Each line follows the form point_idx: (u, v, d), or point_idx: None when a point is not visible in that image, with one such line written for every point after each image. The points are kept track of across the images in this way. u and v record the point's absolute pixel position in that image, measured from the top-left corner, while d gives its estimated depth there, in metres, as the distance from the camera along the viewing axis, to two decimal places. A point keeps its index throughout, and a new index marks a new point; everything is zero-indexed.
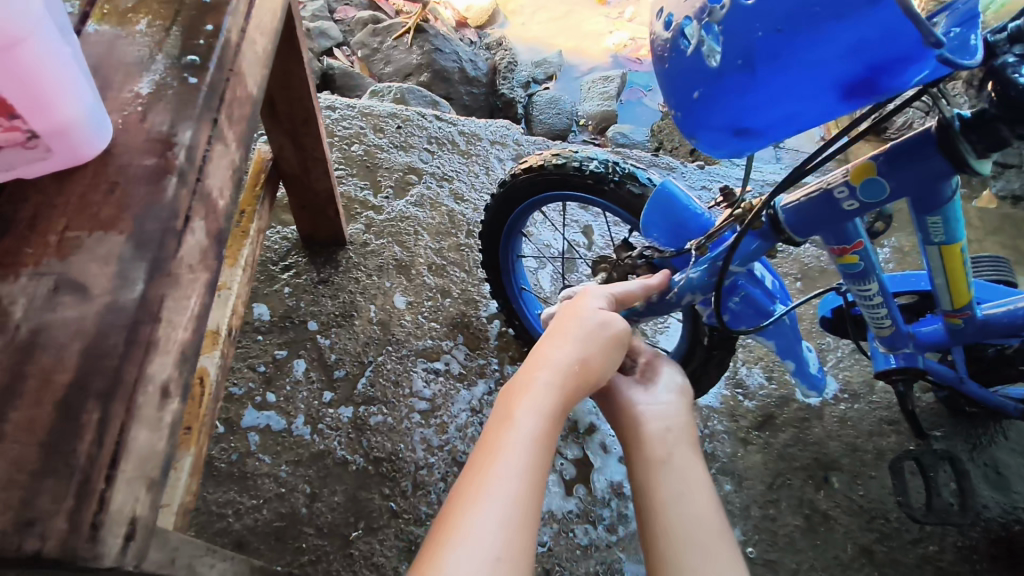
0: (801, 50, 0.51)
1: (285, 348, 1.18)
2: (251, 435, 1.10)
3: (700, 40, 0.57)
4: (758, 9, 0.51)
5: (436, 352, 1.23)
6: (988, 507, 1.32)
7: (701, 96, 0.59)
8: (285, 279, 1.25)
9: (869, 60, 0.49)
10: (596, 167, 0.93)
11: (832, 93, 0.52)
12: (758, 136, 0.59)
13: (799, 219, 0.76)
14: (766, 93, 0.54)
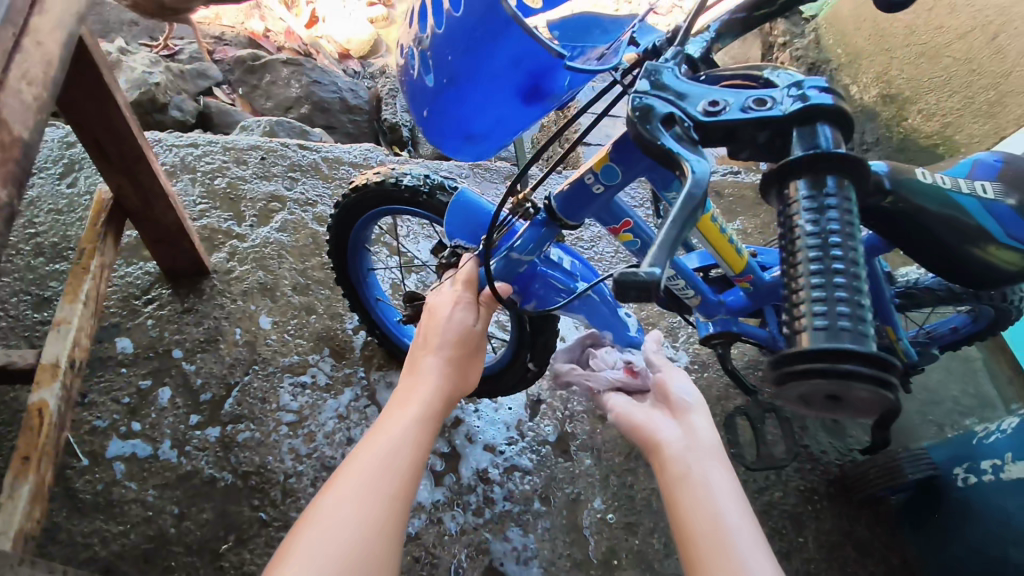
0: (481, 69, 0.62)
1: (149, 379, 1.22)
2: (117, 464, 1.13)
3: (417, 64, 0.67)
4: (445, 39, 0.62)
5: (302, 366, 1.29)
6: (826, 452, 1.50)
7: (430, 114, 0.70)
8: (148, 311, 1.29)
9: (529, 70, 0.62)
10: (409, 182, 1.02)
11: (514, 101, 0.65)
12: (482, 139, 0.71)
13: (567, 204, 0.86)
14: (470, 104, 0.66)
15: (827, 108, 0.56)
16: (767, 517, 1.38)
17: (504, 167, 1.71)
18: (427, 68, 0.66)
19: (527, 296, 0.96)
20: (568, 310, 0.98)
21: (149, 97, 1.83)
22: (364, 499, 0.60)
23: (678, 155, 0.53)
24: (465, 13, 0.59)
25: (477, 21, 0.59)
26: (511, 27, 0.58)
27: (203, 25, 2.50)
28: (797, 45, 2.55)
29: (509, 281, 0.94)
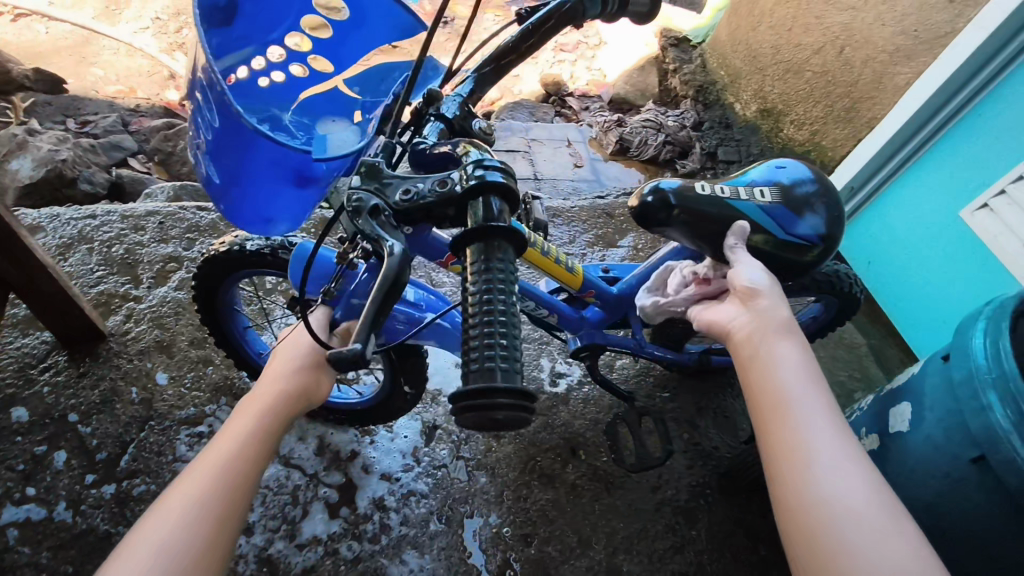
0: (252, 168, 0.76)
1: (45, 444, 1.27)
2: (10, 530, 1.17)
3: (203, 163, 0.76)
4: (215, 146, 0.73)
5: (199, 417, 1.35)
6: (718, 447, 1.57)
7: (228, 207, 0.78)
8: (44, 379, 1.34)
9: (294, 167, 0.78)
10: (254, 247, 1.09)
11: (291, 187, 0.79)
12: (282, 221, 0.81)
13: None
14: (258, 194, 0.78)
15: (497, 185, 0.67)
16: (661, 514, 1.43)
17: None
18: (209, 166, 0.75)
19: None
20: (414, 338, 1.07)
21: (55, 173, 1.90)
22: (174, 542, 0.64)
23: (379, 242, 0.65)
24: (220, 126, 0.71)
25: (242, 128, 0.71)
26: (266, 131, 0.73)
27: (118, 99, 2.59)
28: (686, 70, 2.74)
29: None
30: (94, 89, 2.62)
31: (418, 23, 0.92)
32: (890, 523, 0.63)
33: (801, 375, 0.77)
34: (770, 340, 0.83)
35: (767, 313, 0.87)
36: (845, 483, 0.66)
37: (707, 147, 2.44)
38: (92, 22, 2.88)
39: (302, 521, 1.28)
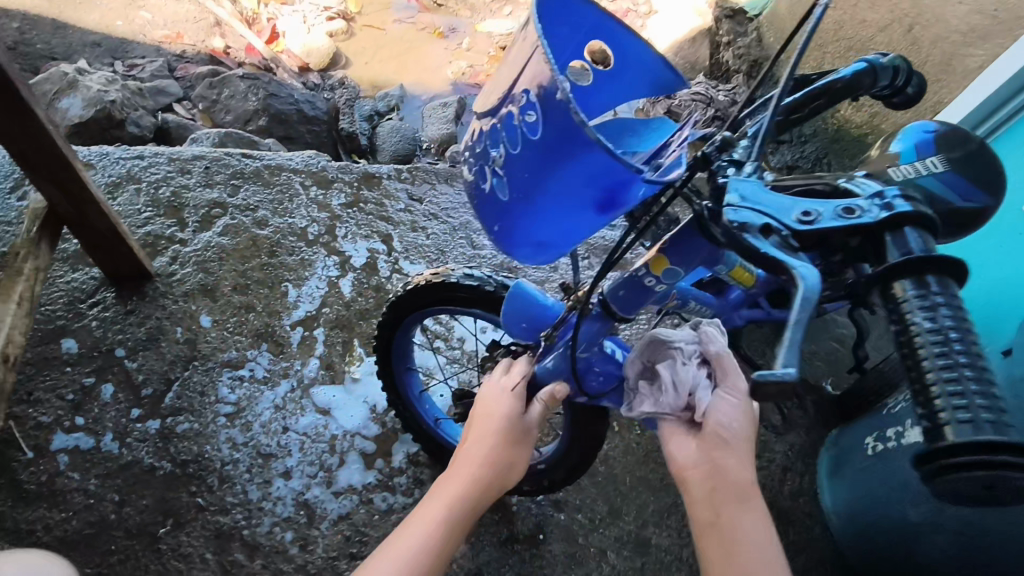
0: (557, 182, 0.66)
1: (93, 376, 1.29)
2: (61, 456, 1.21)
3: (493, 180, 0.73)
4: (520, 160, 0.68)
5: (241, 361, 1.36)
6: (753, 428, 1.54)
7: (506, 227, 0.74)
8: (93, 314, 1.36)
9: (601, 186, 0.64)
10: (471, 282, 1.04)
11: (591, 211, 0.67)
12: (554, 246, 0.73)
13: (622, 299, 0.89)
14: (546, 215, 0.70)
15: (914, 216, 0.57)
16: None
17: (442, 169, 1.79)
18: (502, 182, 0.72)
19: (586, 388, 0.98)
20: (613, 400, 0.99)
21: (104, 113, 1.91)
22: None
23: (783, 261, 0.55)
24: (539, 136, 0.65)
25: (557, 140, 0.63)
26: (590, 146, 0.61)
27: (166, 44, 2.60)
28: (741, 43, 2.60)
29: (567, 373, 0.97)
30: (141, 33, 2.63)
31: (678, 79, 0.87)
32: None
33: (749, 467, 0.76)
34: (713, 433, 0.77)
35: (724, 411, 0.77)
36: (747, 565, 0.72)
37: None
38: None
39: (339, 469, 1.29)
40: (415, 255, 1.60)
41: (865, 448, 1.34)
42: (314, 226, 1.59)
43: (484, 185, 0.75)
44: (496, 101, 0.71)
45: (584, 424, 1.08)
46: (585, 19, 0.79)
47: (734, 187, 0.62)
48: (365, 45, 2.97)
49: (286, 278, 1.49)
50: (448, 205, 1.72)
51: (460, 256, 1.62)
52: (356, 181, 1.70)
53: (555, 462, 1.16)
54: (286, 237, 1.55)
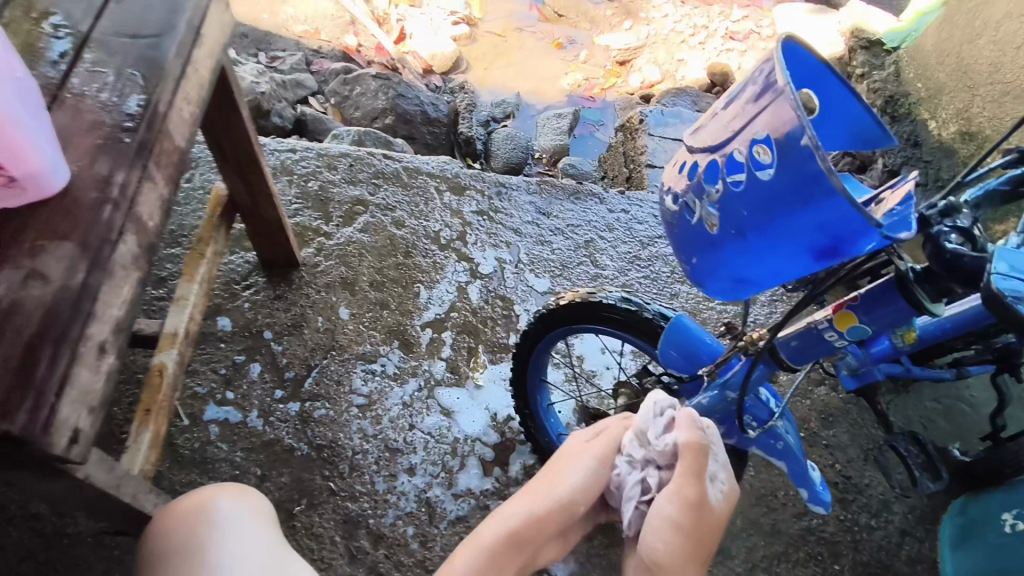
0: (780, 225, 0.68)
1: (243, 354, 1.39)
2: (212, 426, 1.30)
3: (703, 215, 0.76)
4: (741, 199, 0.70)
5: (374, 355, 1.43)
6: (873, 485, 1.48)
7: (707, 260, 0.77)
8: (246, 295, 1.46)
9: (830, 233, 0.65)
10: (630, 306, 1.06)
11: (807, 256, 0.69)
12: (754, 282, 0.76)
13: (794, 350, 0.88)
14: (756, 253, 0.72)
15: None
16: (805, 542, 1.39)
17: (569, 185, 1.81)
18: (714, 217, 0.74)
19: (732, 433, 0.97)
20: (761, 448, 0.96)
21: (255, 104, 2.04)
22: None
23: None
24: (771, 181, 0.66)
25: (790, 186, 0.64)
26: (831, 194, 0.62)
27: (304, 39, 2.75)
28: (877, 76, 2.51)
29: (718, 416, 0.96)
30: (283, 27, 2.79)
31: (888, 136, 0.79)
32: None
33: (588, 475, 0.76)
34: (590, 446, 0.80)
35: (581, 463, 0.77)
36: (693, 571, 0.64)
37: (892, 164, 2.24)
38: None
39: (458, 472, 1.33)
40: (540, 268, 1.63)
41: (1002, 524, 1.20)
42: (447, 231, 1.64)
43: (689, 218, 0.78)
44: (721, 138, 0.73)
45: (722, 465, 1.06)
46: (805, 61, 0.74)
47: (1003, 255, 0.63)
48: (486, 51, 3.04)
49: (419, 279, 1.55)
50: (574, 221, 1.73)
51: (583, 274, 1.64)
52: (487, 190, 1.75)
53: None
54: (420, 239, 1.62)
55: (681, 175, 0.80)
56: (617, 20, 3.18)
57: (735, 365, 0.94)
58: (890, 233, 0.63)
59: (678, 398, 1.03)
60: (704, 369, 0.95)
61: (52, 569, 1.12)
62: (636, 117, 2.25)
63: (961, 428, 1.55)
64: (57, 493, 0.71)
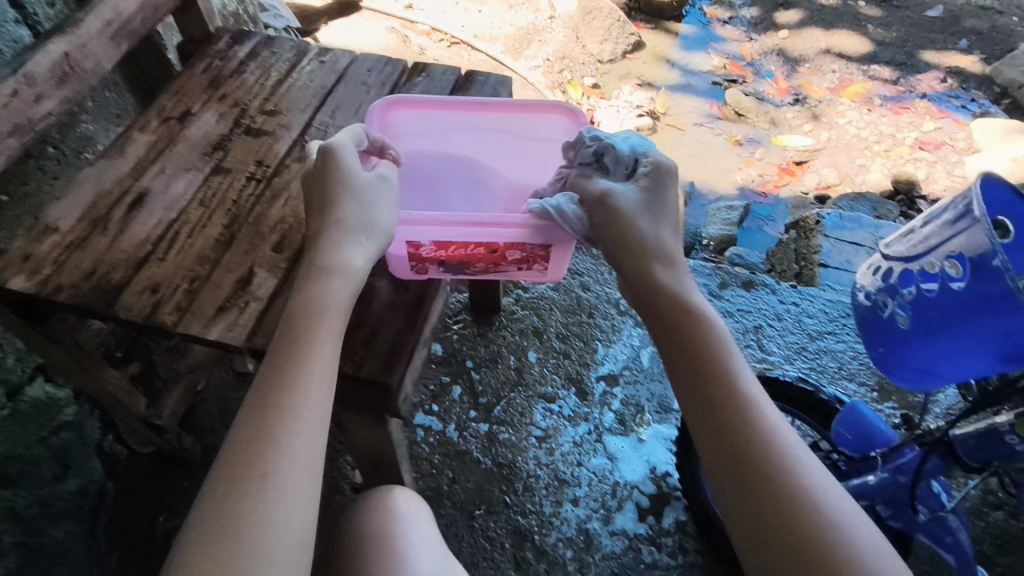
0: (967, 330, 0.79)
1: (448, 376, 1.68)
2: (419, 430, 1.58)
3: (895, 312, 0.89)
4: (932, 304, 0.83)
5: (553, 396, 1.65)
6: None
7: (894, 351, 0.90)
8: (455, 328, 1.76)
9: (1015, 341, 0.76)
10: (806, 386, 1.19)
11: (993, 358, 0.80)
12: (940, 376, 0.87)
13: (974, 450, 0.94)
14: (943, 351, 0.84)
15: None
16: None
17: (742, 274, 1.95)
18: (906, 316, 0.87)
19: (897, 517, 1.04)
20: (930, 540, 1.02)
21: None
22: (290, 460, 0.72)
23: None
24: (963, 293, 0.79)
25: (979, 298, 0.77)
26: (1017, 309, 0.73)
27: None
28: None
29: (887, 500, 1.04)
30: None
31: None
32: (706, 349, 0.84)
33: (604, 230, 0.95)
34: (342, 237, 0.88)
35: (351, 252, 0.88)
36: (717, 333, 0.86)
37: None
38: (501, 55, 3.54)
39: (614, 512, 1.48)
40: None
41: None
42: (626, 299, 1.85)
43: (881, 313, 0.92)
44: (920, 250, 0.87)
45: None
46: (998, 197, 0.87)
47: None
48: (666, 142, 3.31)
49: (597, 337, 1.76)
50: (744, 306, 1.86)
51: (749, 357, 1.76)
52: None
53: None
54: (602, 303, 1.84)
55: (876, 278, 0.94)
56: (797, 122, 3.31)
57: (909, 453, 1.02)
58: None
59: (845, 477, 1.11)
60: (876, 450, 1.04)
61: None
62: (812, 218, 2.37)
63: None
64: (364, 443, 0.99)
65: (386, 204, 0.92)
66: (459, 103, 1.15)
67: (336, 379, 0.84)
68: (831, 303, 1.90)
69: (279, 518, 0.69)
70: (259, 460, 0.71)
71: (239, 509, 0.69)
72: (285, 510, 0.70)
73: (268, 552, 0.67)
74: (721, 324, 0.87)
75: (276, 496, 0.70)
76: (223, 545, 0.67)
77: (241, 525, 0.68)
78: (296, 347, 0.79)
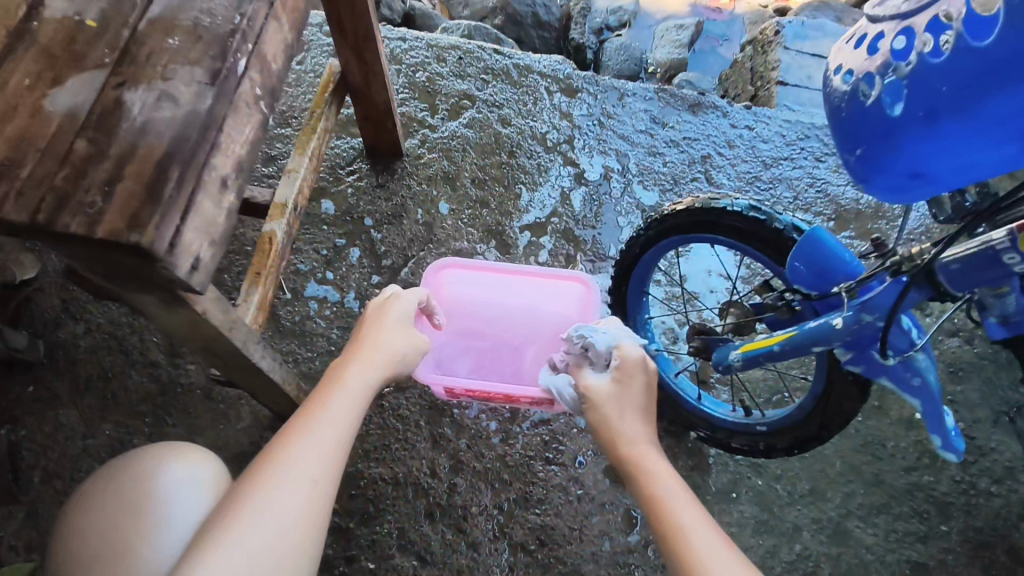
0: (988, 105, 0.55)
1: (344, 238, 1.40)
2: (311, 303, 1.34)
3: (882, 93, 0.63)
4: (941, 71, 0.57)
5: (470, 252, 1.40)
6: (999, 450, 1.35)
7: (876, 150, 0.65)
8: (350, 181, 1.46)
9: None
10: (759, 217, 0.97)
11: (1017, 144, 0.56)
12: (935, 179, 0.63)
13: (959, 276, 0.75)
14: (946, 142, 0.59)
15: None
16: (909, 496, 1.30)
17: (690, 95, 1.66)
18: (899, 96, 0.61)
19: (857, 360, 0.87)
20: (893, 382, 0.87)
21: None
22: (312, 462, 0.67)
23: None
24: (992, 46, 0.53)
25: (1017, 51, 0.52)
26: None
27: None
28: None
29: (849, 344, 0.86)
30: None
31: None
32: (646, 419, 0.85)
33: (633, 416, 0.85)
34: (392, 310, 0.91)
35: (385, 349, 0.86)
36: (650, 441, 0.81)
37: None
38: None
39: None
40: (650, 181, 1.53)
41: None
42: (554, 133, 1.56)
43: (859, 99, 0.65)
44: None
45: (839, 400, 0.97)
46: None
47: None
48: None
49: (521, 180, 1.49)
50: (691, 134, 1.60)
51: (695, 192, 1.52)
52: (601, 94, 1.63)
53: (779, 428, 1.08)
54: (525, 139, 1.54)
55: (857, 51, 0.66)
56: None
57: (879, 286, 0.83)
58: None
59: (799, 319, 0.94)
60: (840, 287, 0.85)
61: (167, 412, 1.22)
62: (771, 28, 2.01)
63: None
64: (178, 328, 0.73)
65: (391, 327, 0.89)
66: (510, 270, 1.19)
67: (66, 245, 0.54)
68: (789, 125, 1.65)
69: (291, 497, 0.63)
70: (275, 450, 0.67)
71: (252, 487, 0.63)
72: (300, 495, 0.63)
73: (269, 521, 0.60)
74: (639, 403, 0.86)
75: (292, 481, 0.64)
76: (231, 516, 0.60)
77: (248, 507, 0.61)
78: (327, 408, 0.74)
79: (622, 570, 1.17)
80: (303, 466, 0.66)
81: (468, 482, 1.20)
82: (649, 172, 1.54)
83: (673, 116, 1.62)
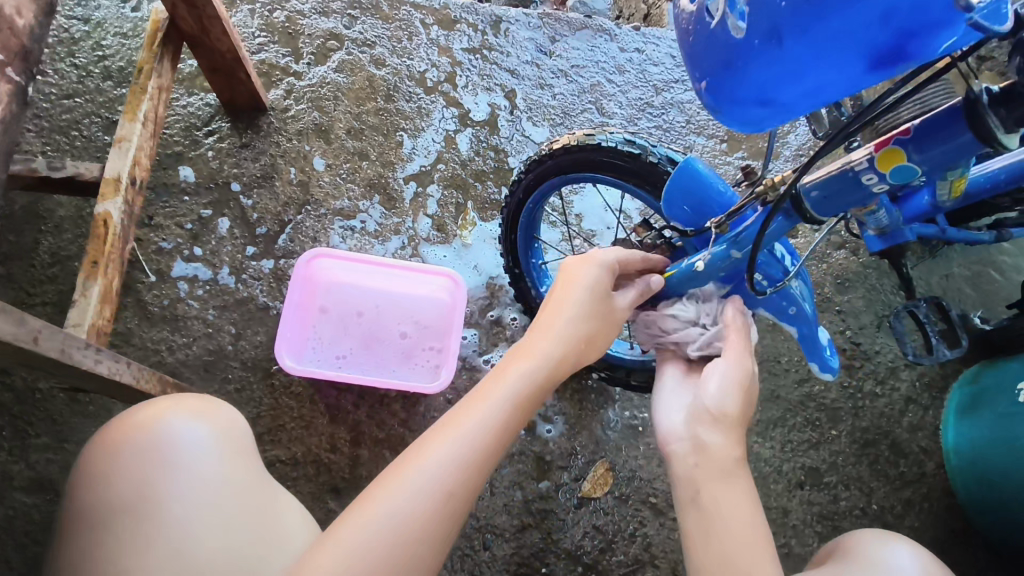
0: (828, 20, 0.50)
1: (210, 209, 1.27)
2: (181, 283, 1.22)
3: (725, 13, 0.57)
4: None
5: (353, 211, 1.31)
6: (882, 352, 1.40)
7: (727, 78, 0.60)
8: (209, 143, 1.31)
9: (896, 27, 0.48)
10: (635, 151, 0.92)
11: (859, 64, 0.52)
12: (785, 107, 0.59)
13: (822, 199, 0.76)
14: (792, 66, 0.55)
15: None
16: (803, 407, 1.34)
17: (576, 19, 1.57)
18: (742, 16, 0.56)
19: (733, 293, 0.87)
20: (767, 311, 0.87)
21: None
22: (430, 485, 0.65)
23: None
24: None
25: None
26: None
27: None
28: None
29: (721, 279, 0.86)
30: None
31: None
32: (734, 497, 0.66)
33: (736, 508, 0.65)
34: (578, 293, 0.80)
35: (560, 345, 0.77)
36: (735, 521, 0.65)
37: None
38: None
39: None
40: (539, 116, 1.45)
41: (1015, 394, 1.17)
42: (433, 72, 1.44)
43: (707, 19, 0.60)
44: None
45: None
46: None
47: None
48: None
49: (402, 127, 1.38)
50: (580, 61, 1.52)
51: (587, 123, 1.46)
52: (482, 23, 1.51)
53: None
54: (403, 81, 1.42)
55: None
56: None
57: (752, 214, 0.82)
58: (977, 27, 0.47)
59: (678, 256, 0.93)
60: (712, 221, 0.83)
61: (28, 422, 1.11)
62: None
63: (985, 297, 1.48)
64: None
65: (586, 311, 0.79)
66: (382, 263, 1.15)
67: None
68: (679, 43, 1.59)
69: (418, 501, 0.65)
70: (409, 454, 0.68)
71: (373, 495, 0.65)
72: (425, 502, 0.65)
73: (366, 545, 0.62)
74: (715, 389, 0.72)
75: (401, 507, 0.64)
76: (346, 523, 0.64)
77: (363, 516, 0.63)
78: (461, 416, 0.70)
79: (535, 516, 1.18)
80: (401, 502, 0.64)
81: (370, 453, 1.16)
82: (539, 106, 1.46)
83: (561, 42, 1.53)
